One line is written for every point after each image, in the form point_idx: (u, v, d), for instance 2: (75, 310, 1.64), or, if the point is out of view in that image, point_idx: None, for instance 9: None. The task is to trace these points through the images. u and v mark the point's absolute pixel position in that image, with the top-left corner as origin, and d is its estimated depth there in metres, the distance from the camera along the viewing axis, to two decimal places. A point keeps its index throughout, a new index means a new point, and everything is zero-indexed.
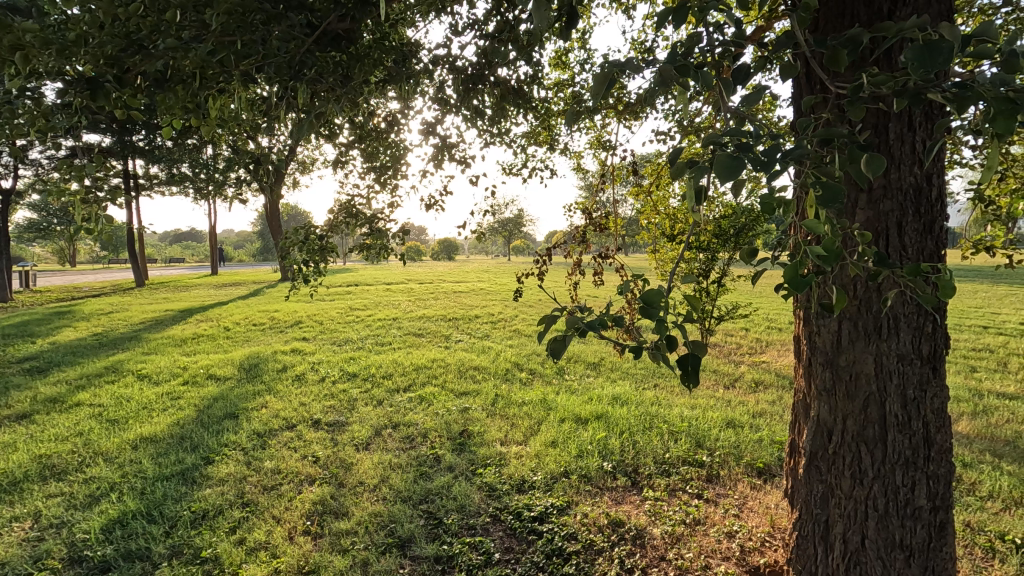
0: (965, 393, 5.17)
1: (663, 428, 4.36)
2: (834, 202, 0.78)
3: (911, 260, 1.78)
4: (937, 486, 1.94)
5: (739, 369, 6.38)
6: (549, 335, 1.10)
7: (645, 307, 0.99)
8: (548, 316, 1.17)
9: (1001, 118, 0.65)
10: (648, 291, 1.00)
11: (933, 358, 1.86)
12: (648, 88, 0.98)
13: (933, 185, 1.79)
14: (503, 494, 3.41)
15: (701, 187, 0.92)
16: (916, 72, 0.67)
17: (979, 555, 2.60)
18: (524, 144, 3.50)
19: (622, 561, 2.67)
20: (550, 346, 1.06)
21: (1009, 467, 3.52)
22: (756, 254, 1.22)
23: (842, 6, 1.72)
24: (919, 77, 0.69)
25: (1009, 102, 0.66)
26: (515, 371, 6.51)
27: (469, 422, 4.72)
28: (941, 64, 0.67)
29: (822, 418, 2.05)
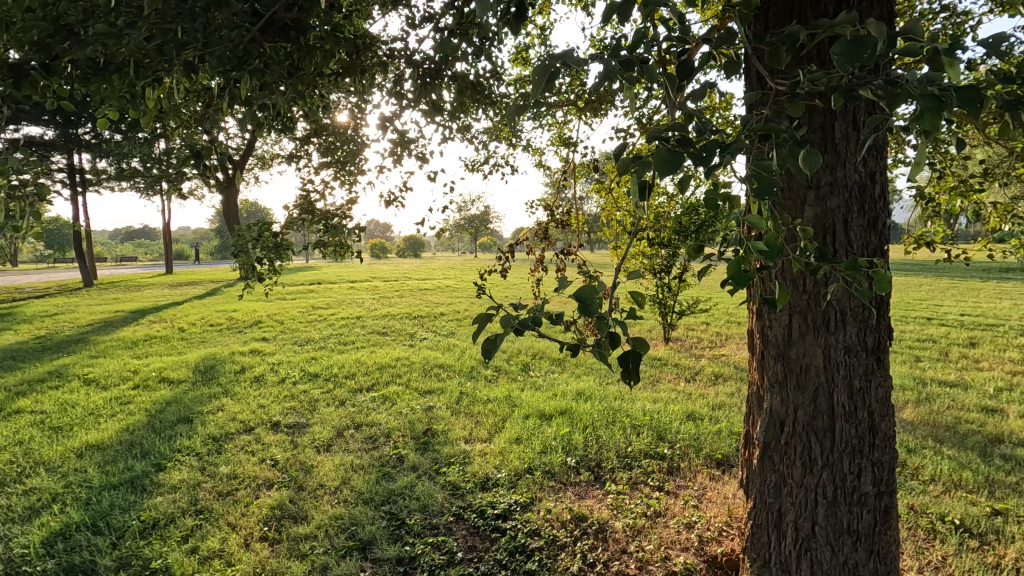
0: (910, 382, 5.42)
1: (626, 421, 4.41)
2: (770, 195, 0.79)
3: (855, 255, 1.84)
4: (882, 473, 2.02)
5: (699, 363, 6.53)
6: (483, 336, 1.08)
7: (582, 306, 0.98)
8: (484, 314, 1.15)
9: (926, 115, 0.67)
10: (585, 289, 0.99)
11: (877, 349, 1.93)
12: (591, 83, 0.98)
13: (877, 182, 1.85)
14: (466, 493, 3.38)
15: (645, 182, 0.92)
16: (845, 67, 0.68)
17: (921, 536, 2.72)
18: (486, 140, 3.48)
19: (584, 556, 2.69)
20: (481, 347, 1.05)
21: (949, 451, 3.70)
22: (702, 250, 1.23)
23: (790, 7, 1.74)
24: (851, 72, 0.70)
25: (934, 100, 0.67)
26: (480, 368, 6.49)
27: (433, 421, 4.68)
28: (867, 61, 0.68)
29: (774, 410, 2.10)
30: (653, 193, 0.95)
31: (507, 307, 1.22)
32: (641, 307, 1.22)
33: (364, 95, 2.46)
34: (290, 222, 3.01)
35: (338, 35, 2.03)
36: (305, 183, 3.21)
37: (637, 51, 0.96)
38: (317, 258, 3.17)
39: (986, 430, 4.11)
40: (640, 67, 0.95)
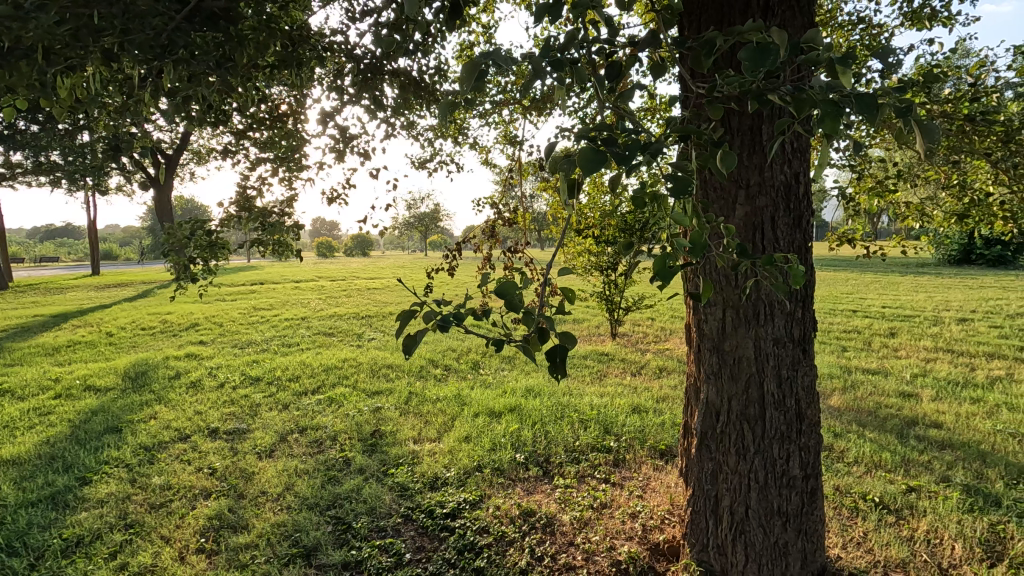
0: (837, 370, 5.77)
1: (574, 416, 4.49)
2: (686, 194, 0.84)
3: (782, 251, 1.94)
4: (809, 457, 2.15)
5: (645, 357, 6.71)
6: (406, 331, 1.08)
7: (502, 301, 1.01)
8: (409, 310, 1.15)
9: (828, 120, 0.72)
10: (506, 284, 1.02)
11: (802, 340, 2.05)
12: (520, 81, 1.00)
13: (801, 183, 1.96)
14: (415, 493, 3.35)
15: (573, 181, 0.95)
16: (753, 72, 0.73)
17: (845, 515, 2.90)
18: (432, 137, 3.45)
19: (532, 550, 2.71)
20: (404, 342, 1.05)
21: (871, 434, 3.97)
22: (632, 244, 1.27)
23: (722, 12, 1.83)
24: (758, 75, 0.75)
25: (833, 104, 0.72)
26: (429, 368, 6.42)
27: (381, 422, 4.61)
28: (771, 69, 0.73)
29: (710, 401, 2.18)
30: (581, 191, 0.98)
31: (432, 303, 1.23)
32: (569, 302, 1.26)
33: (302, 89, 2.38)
34: (227, 219, 2.89)
35: (273, 25, 1.96)
36: (241, 179, 3.08)
37: (568, 51, 0.98)
38: (255, 256, 3.06)
39: (903, 414, 4.43)
40: (571, 68, 0.97)
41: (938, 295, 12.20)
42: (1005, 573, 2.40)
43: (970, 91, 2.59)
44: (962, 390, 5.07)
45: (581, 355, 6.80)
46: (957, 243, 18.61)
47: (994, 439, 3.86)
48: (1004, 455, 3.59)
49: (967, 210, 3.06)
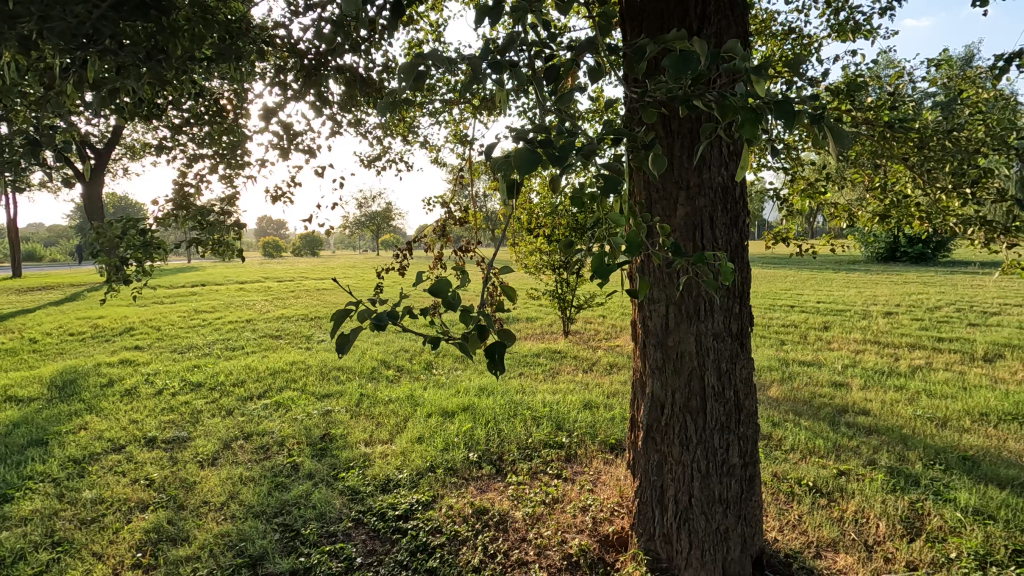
0: (776, 363, 6.07)
1: (527, 414, 4.53)
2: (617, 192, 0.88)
3: (720, 250, 2.03)
4: (747, 446, 2.25)
5: (596, 354, 6.85)
6: (341, 329, 1.07)
7: (435, 298, 1.02)
8: (346, 309, 1.13)
9: (747, 124, 0.77)
10: (440, 282, 1.02)
11: (740, 334, 2.15)
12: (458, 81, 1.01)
13: (737, 185, 2.06)
14: (366, 497, 3.30)
15: (512, 180, 0.97)
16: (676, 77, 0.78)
17: (782, 499, 3.06)
18: (380, 134, 3.41)
19: (485, 548, 2.73)
20: (337, 340, 1.03)
21: (805, 423, 4.20)
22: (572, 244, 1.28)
23: (661, 18, 1.92)
24: (681, 80, 0.80)
25: (751, 110, 0.77)
26: (381, 370, 6.33)
27: (331, 425, 4.51)
28: (692, 75, 0.78)
29: (655, 394, 2.25)
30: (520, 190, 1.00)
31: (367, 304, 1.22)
32: (507, 300, 1.27)
33: (242, 83, 2.30)
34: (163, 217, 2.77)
35: (209, 16, 1.89)
36: (177, 176, 2.95)
37: (507, 53, 1.00)
38: (193, 256, 2.93)
39: (835, 403, 4.70)
40: (509, 69, 0.99)
41: (867, 290, 13.01)
42: (923, 546, 2.59)
43: (889, 100, 2.78)
44: (887, 378, 5.44)
45: (534, 353, 6.87)
46: (884, 242, 19.89)
47: (915, 424, 4.16)
48: (923, 438, 3.87)
49: (888, 211, 3.29)
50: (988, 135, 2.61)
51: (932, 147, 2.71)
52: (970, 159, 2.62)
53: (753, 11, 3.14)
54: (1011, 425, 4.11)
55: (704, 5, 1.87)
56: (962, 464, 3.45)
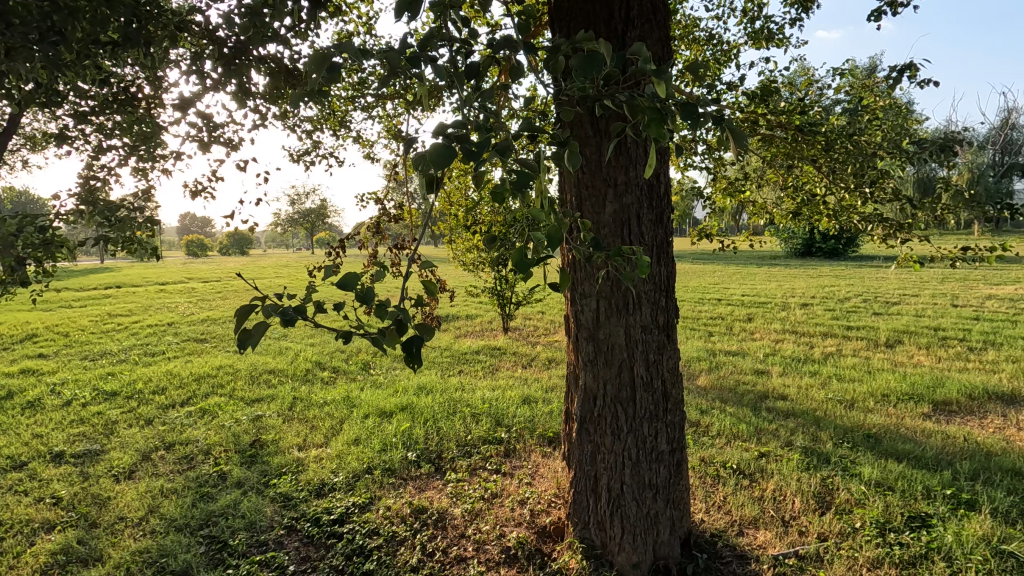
0: (704, 353, 6.37)
1: (466, 411, 4.53)
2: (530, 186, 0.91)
3: (646, 246, 2.12)
4: (674, 433, 2.36)
5: (535, 349, 6.94)
6: (245, 326, 1.02)
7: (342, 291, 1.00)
8: (253, 305, 1.08)
9: (652, 124, 0.81)
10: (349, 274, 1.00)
11: (666, 327, 2.24)
12: (376, 76, 1.00)
13: (661, 183, 2.15)
14: (299, 503, 3.20)
15: (431, 176, 0.98)
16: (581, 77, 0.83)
17: (709, 482, 3.23)
18: (310, 128, 3.31)
19: (423, 547, 2.71)
20: (237, 336, 0.97)
21: (731, 409, 4.44)
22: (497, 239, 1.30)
23: (587, 19, 1.97)
24: (585, 80, 0.85)
25: (656, 111, 0.81)
26: (316, 371, 6.14)
27: (262, 431, 4.33)
28: (595, 75, 0.83)
29: (588, 386, 2.32)
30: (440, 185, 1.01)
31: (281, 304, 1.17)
32: (426, 296, 1.28)
33: (154, 71, 2.16)
34: (67, 213, 2.56)
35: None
36: (83, 169, 2.74)
37: (426, 49, 1.01)
38: (103, 255, 2.73)
39: (756, 389, 5.00)
40: (427, 66, 0.99)
41: (786, 283, 13.90)
42: (832, 518, 2.81)
43: (799, 105, 2.97)
44: (802, 365, 5.84)
45: (474, 351, 6.87)
46: (801, 238, 21.34)
47: (826, 406, 4.49)
48: (832, 419, 4.19)
49: (800, 209, 3.53)
50: (885, 139, 2.86)
51: (837, 150, 2.93)
52: (869, 161, 2.86)
53: (677, 17, 3.27)
54: (907, 404, 4.53)
55: (627, 8, 1.93)
56: (866, 442, 3.76)
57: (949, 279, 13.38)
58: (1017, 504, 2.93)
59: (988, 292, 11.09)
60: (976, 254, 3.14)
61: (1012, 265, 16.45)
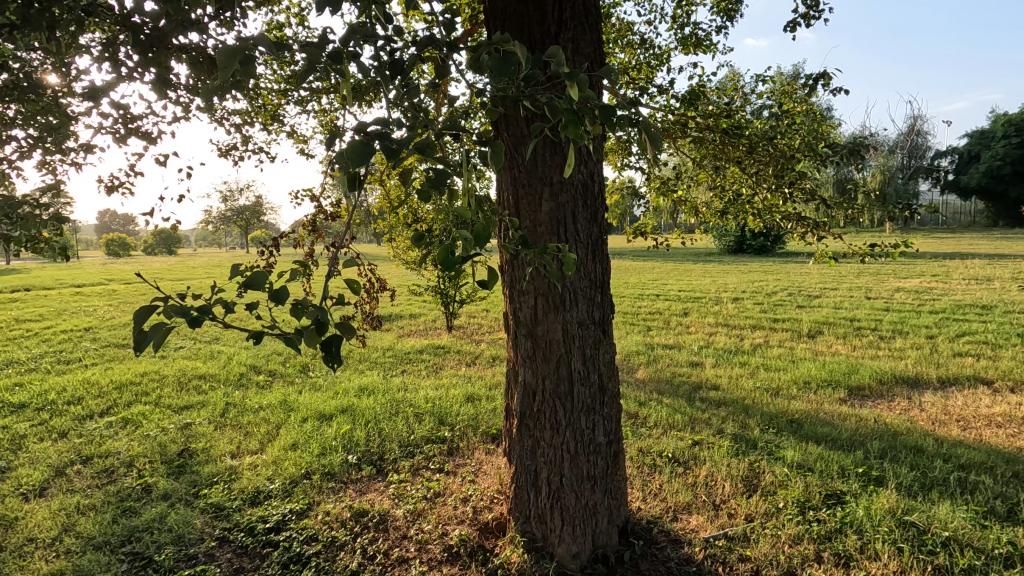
0: (643, 347, 6.58)
1: (408, 411, 4.48)
2: (445, 185, 0.96)
3: (582, 243, 2.18)
4: (611, 425, 2.43)
5: (479, 348, 6.94)
6: (142, 327, 0.96)
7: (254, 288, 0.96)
8: (155, 305, 1.03)
9: (569, 126, 0.86)
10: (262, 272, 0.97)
11: (602, 322, 2.31)
12: (296, 70, 0.99)
13: (595, 182, 2.21)
14: (232, 513, 3.06)
15: (352, 173, 0.98)
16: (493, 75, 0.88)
17: (645, 471, 3.35)
18: (239, 122, 3.17)
19: (364, 550, 2.66)
20: (132, 337, 0.92)
21: (667, 400, 4.62)
22: (425, 238, 1.31)
23: (522, 21, 1.98)
24: (498, 79, 0.90)
25: (573, 112, 0.86)
26: (251, 376, 5.89)
27: (191, 439, 4.11)
28: (507, 75, 0.88)
29: (527, 382, 2.35)
30: (360, 184, 1.01)
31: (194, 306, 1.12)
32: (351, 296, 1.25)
33: (61, 57, 2.01)
34: None
35: None
36: None
37: (348, 45, 1.00)
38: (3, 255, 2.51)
39: (691, 380, 5.22)
40: (350, 62, 0.99)
41: (719, 280, 14.54)
42: (758, 499, 2.98)
43: (725, 109, 3.15)
44: (733, 356, 6.14)
45: (417, 350, 6.79)
46: (733, 236, 22.41)
47: (754, 394, 4.75)
48: (759, 407, 4.44)
49: (727, 209, 3.73)
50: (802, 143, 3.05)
51: (759, 152, 3.07)
52: (787, 163, 3.05)
53: (610, 20, 3.36)
54: (826, 390, 4.86)
55: (560, 10, 1.97)
56: (789, 426, 4.01)
57: (864, 273, 14.42)
58: (919, 478, 3.20)
59: (897, 285, 12.03)
60: (882, 250, 3.40)
61: (916, 260, 17.94)
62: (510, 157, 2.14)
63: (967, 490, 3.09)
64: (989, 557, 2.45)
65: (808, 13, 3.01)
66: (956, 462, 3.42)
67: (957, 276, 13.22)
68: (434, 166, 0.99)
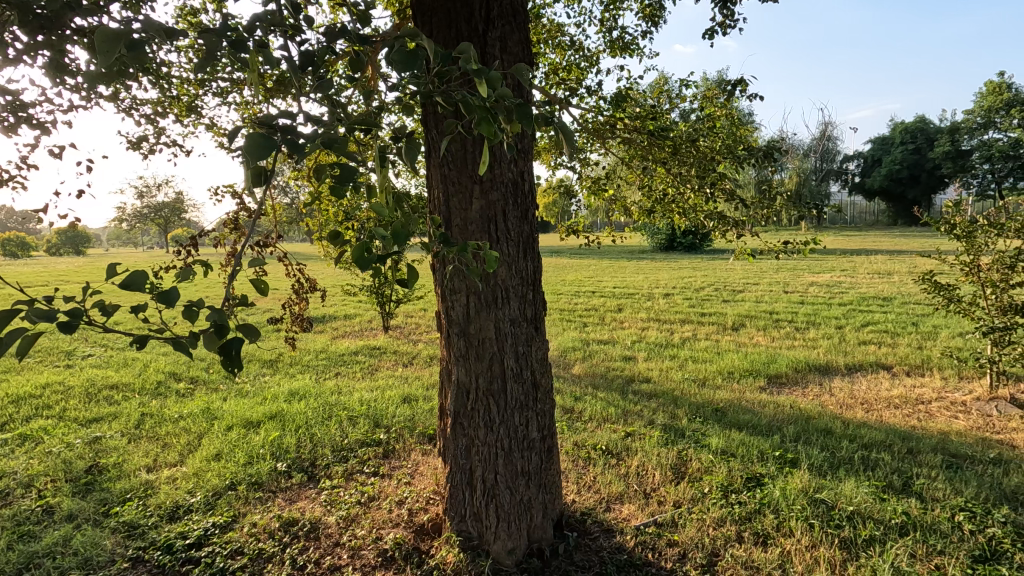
0: (579, 343, 6.72)
1: (342, 414, 4.36)
2: (348, 181, 0.95)
3: (513, 240, 2.19)
4: (544, 420, 2.46)
5: (416, 348, 6.85)
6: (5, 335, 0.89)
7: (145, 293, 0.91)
8: (32, 312, 0.94)
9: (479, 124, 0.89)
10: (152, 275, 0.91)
11: (534, 320, 2.33)
12: (195, 59, 0.94)
13: (525, 180, 2.22)
14: (147, 530, 2.86)
15: (257, 170, 0.95)
16: (398, 70, 0.91)
17: (580, 465, 3.42)
18: (151, 112, 2.97)
19: (294, 561, 2.56)
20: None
21: (601, 394, 4.74)
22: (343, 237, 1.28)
23: (449, 18, 1.97)
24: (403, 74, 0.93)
25: (482, 110, 0.90)
26: (170, 384, 5.53)
27: (101, 454, 3.81)
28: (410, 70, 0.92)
29: (460, 381, 2.34)
30: (266, 180, 0.98)
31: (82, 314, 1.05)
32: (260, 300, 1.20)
33: None
34: None
35: None
36: None
37: (253, 35, 0.96)
38: None
39: (625, 374, 5.38)
40: (254, 54, 0.95)
41: (651, 276, 15.09)
42: (685, 486, 3.11)
43: (651, 112, 3.27)
44: (664, 349, 6.38)
45: (352, 352, 6.62)
46: (664, 235, 23.31)
47: (683, 386, 4.97)
48: (687, 397, 4.64)
49: (655, 208, 3.87)
50: (721, 145, 3.20)
51: (683, 154, 3.19)
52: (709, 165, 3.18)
53: (541, 21, 3.40)
54: (747, 379, 5.15)
55: (487, 9, 1.97)
56: (715, 415, 4.22)
57: (782, 269, 15.39)
58: (828, 458, 3.46)
59: (811, 279, 12.93)
60: (795, 247, 3.64)
61: (827, 256, 19.34)
62: (440, 156, 2.13)
63: (869, 467, 3.37)
64: (887, 528, 2.69)
65: (724, 22, 3.17)
66: (860, 442, 3.72)
67: (862, 271, 14.38)
68: (344, 164, 0.99)
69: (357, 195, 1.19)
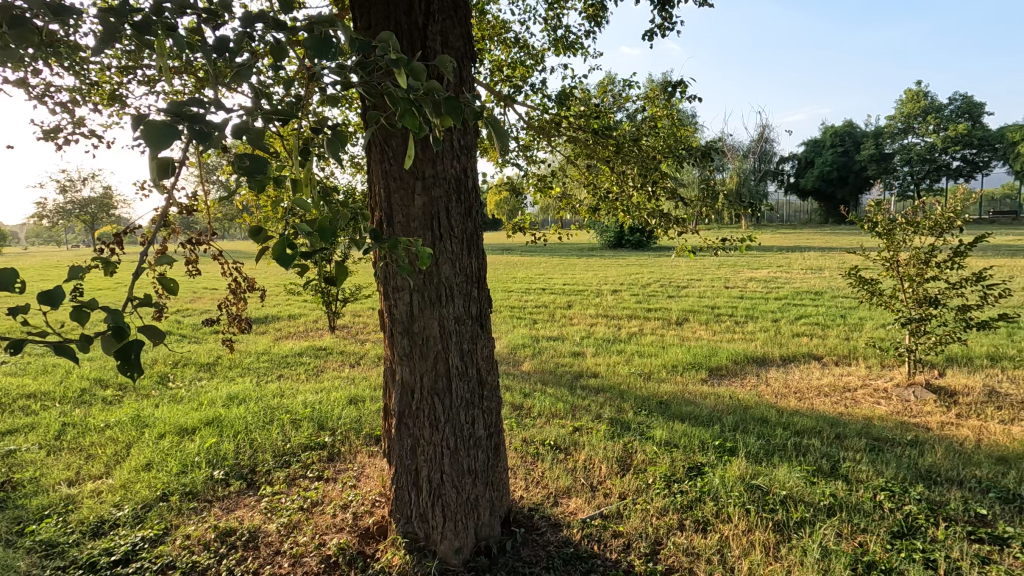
0: (528, 340, 6.76)
1: (284, 418, 4.21)
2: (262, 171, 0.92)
3: (456, 237, 2.16)
4: (491, 418, 2.46)
5: (363, 347, 6.70)
6: None
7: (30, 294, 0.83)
8: None
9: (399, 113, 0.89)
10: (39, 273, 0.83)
11: (479, 317, 2.32)
12: (94, 38, 0.87)
13: (468, 177, 2.20)
14: (67, 548, 2.67)
15: (163, 160, 0.89)
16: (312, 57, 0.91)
17: (528, 460, 3.44)
18: (68, 100, 2.76)
19: (230, 572, 2.45)
20: None
21: (550, 390, 4.78)
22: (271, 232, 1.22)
23: (387, 10, 1.93)
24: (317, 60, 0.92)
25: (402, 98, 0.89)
26: (95, 391, 5.18)
27: (15, 469, 3.52)
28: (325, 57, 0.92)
29: (405, 380, 2.30)
30: (174, 172, 0.92)
31: None
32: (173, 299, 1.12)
33: None
34: None
35: None
36: None
37: (162, 16, 0.91)
38: None
39: (573, 370, 5.46)
40: (162, 35, 0.90)
41: (599, 272, 15.38)
42: (630, 477, 3.19)
43: (595, 111, 3.32)
44: (611, 345, 6.51)
45: (296, 353, 6.40)
46: (612, 232, 23.80)
47: (629, 380, 5.08)
48: (633, 391, 4.75)
49: (599, 205, 3.94)
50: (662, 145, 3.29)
51: (626, 153, 3.25)
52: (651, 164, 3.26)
53: (486, 17, 3.38)
54: (690, 372, 5.33)
55: (427, 2, 1.94)
56: (659, 407, 4.34)
57: (723, 265, 16.02)
58: (764, 445, 3.62)
59: (750, 275, 13.53)
60: (732, 244, 3.79)
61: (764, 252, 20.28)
62: (381, 150, 2.08)
63: (801, 452, 3.55)
64: (816, 509, 2.84)
65: (664, 24, 3.25)
66: (793, 429, 3.92)
67: (795, 266, 15.18)
68: (260, 154, 0.94)
69: (283, 190, 1.15)
